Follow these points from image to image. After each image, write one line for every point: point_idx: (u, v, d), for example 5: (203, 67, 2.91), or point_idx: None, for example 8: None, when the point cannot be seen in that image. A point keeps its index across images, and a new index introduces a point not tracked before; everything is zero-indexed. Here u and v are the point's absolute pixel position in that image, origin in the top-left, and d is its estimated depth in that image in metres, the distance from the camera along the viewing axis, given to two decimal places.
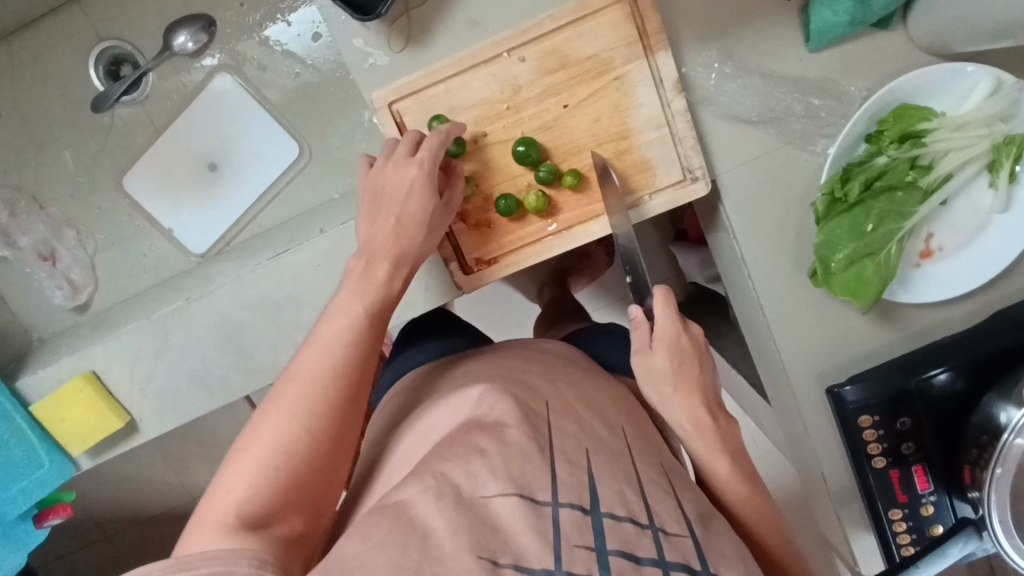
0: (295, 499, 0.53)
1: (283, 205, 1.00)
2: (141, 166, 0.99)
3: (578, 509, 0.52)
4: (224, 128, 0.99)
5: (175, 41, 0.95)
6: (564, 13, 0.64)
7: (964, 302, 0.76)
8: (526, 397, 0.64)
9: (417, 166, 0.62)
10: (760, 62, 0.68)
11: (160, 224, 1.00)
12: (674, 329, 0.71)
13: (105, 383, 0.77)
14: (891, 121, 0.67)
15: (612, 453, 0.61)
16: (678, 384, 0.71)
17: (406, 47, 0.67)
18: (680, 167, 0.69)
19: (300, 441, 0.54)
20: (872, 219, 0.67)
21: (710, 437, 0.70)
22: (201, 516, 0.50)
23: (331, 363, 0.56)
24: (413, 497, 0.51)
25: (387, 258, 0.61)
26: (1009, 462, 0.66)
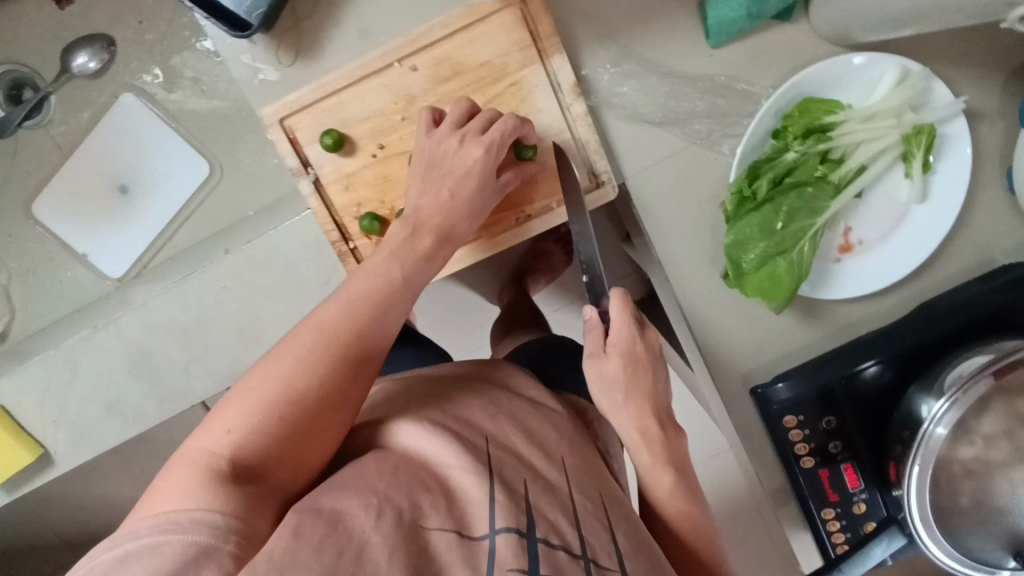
0: (288, 453, 0.50)
1: (197, 223, 1.01)
2: (50, 192, 1.01)
3: (514, 534, 0.50)
4: (133, 152, 1.01)
5: (76, 61, 1.00)
6: (452, 20, 0.62)
7: (889, 296, 0.74)
8: (465, 431, 0.60)
9: (483, 147, 0.60)
10: (658, 60, 0.67)
11: (74, 249, 1.00)
12: (629, 337, 0.67)
13: (15, 417, 0.76)
14: (797, 116, 0.65)
15: (551, 485, 0.59)
16: (630, 394, 0.67)
17: (296, 60, 0.65)
18: (585, 173, 0.68)
19: (308, 392, 0.52)
20: (781, 217, 0.66)
21: (657, 448, 0.68)
22: (190, 452, 0.48)
23: (346, 322, 0.56)
24: (350, 508, 0.48)
25: (432, 232, 0.61)
26: (929, 452, 0.66)
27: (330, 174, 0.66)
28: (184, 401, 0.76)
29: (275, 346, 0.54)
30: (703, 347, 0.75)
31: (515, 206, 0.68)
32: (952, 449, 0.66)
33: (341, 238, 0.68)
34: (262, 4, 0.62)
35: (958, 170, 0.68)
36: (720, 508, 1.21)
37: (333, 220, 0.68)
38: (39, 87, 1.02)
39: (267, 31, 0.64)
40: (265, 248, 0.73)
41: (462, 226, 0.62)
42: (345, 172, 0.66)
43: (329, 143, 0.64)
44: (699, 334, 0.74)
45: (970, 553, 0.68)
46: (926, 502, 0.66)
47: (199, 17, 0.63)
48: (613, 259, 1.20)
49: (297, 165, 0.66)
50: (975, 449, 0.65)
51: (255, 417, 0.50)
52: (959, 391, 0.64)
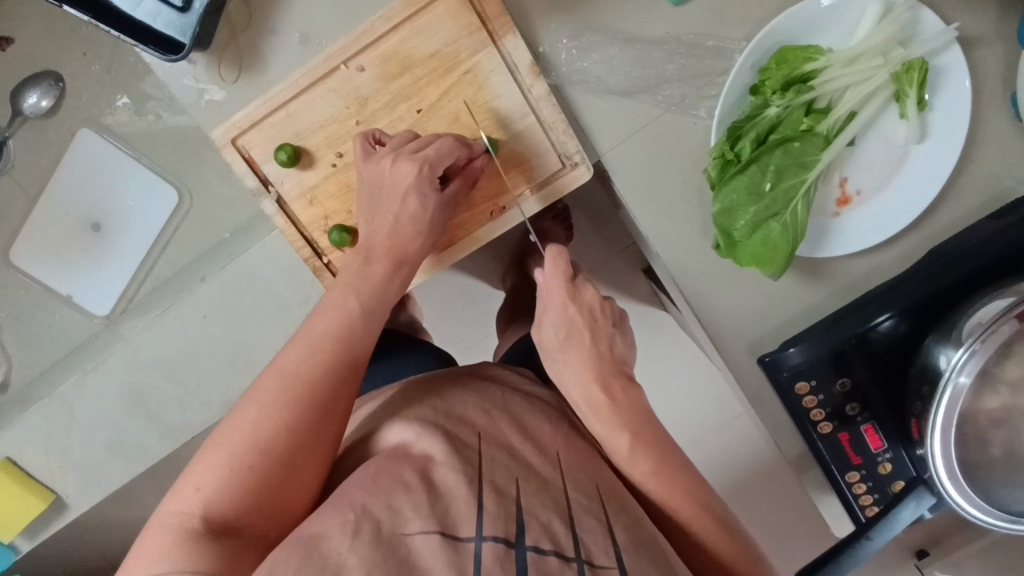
0: (264, 503, 0.50)
1: (176, 251, 0.98)
2: (25, 238, 0.98)
3: (501, 544, 0.48)
4: (101, 187, 0.99)
5: (27, 101, 1.00)
6: (394, 12, 0.59)
7: (896, 243, 0.70)
8: (456, 429, 0.59)
9: (417, 165, 0.58)
10: (620, 28, 0.62)
11: (58, 292, 0.97)
12: (560, 299, 0.67)
13: (22, 467, 0.76)
14: (774, 67, 0.60)
15: (544, 482, 0.57)
16: (568, 354, 0.68)
17: (240, 76, 0.62)
18: (556, 155, 0.64)
19: (274, 439, 0.51)
20: (769, 177, 0.62)
21: (605, 414, 0.66)
22: (164, 514, 0.49)
23: (308, 361, 0.55)
24: (329, 531, 0.48)
25: (385, 257, 0.60)
26: (957, 402, 0.61)
27: (292, 190, 0.64)
28: (182, 436, 0.74)
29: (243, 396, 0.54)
30: (703, 319, 0.72)
31: (476, 206, 0.66)
32: (978, 400, 0.61)
33: (313, 254, 0.66)
34: (193, 20, 0.59)
35: (958, 104, 0.63)
36: (751, 471, 1.19)
37: (301, 236, 0.65)
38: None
39: (203, 49, 0.61)
40: (239, 274, 0.71)
41: (416, 244, 0.61)
42: (307, 186, 0.64)
43: (285, 159, 0.60)
44: (696, 306, 0.71)
45: (1006, 509, 0.63)
46: (953, 452, 0.61)
47: (132, 46, 0.60)
48: (607, 232, 1.16)
49: (257, 185, 0.63)
50: (1001, 398, 0.61)
51: (223, 473, 0.50)
52: (979, 340, 0.58)
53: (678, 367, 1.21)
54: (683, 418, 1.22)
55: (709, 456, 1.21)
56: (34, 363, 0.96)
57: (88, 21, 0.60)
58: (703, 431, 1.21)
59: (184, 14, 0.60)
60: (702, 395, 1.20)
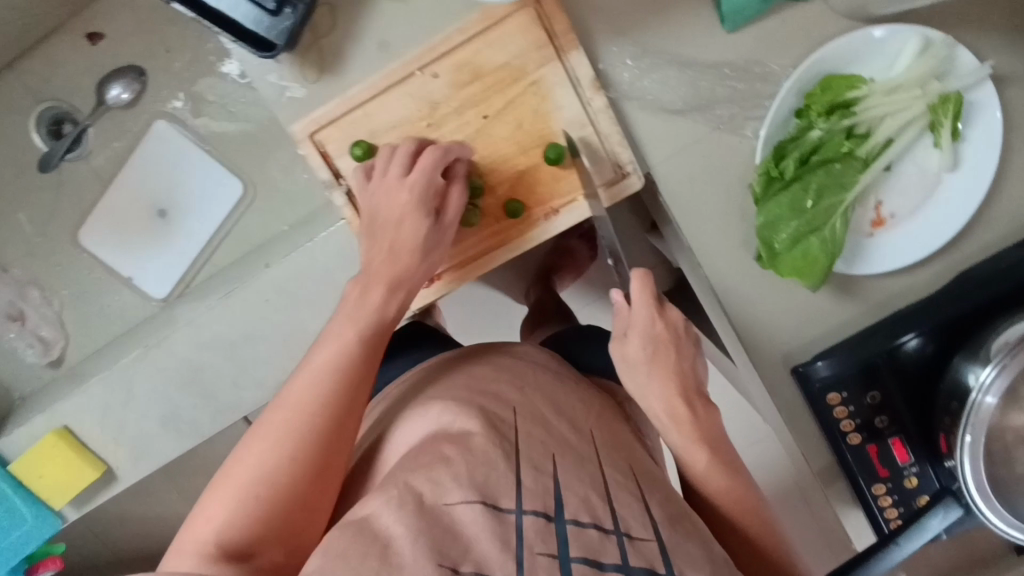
0: (276, 527, 0.55)
1: (236, 241, 1.03)
2: (95, 219, 1.03)
3: (541, 518, 0.52)
4: (171, 174, 1.03)
5: (109, 94, 1.02)
6: (469, 25, 0.63)
7: (927, 266, 0.73)
8: (493, 403, 0.63)
9: (407, 190, 0.63)
10: (677, 50, 0.66)
11: (120, 273, 1.03)
12: (648, 317, 0.69)
13: (79, 438, 0.79)
14: (819, 93, 0.65)
15: (580, 457, 0.60)
16: (652, 371, 0.70)
17: (321, 76, 0.67)
18: (610, 165, 0.69)
19: (285, 469, 0.56)
20: (811, 195, 0.66)
21: (686, 428, 0.69)
22: (181, 545, 0.54)
23: (313, 391, 0.60)
24: (376, 510, 0.50)
25: (381, 283, 0.64)
26: (980, 423, 0.64)
27: None
28: (238, 413, 0.79)
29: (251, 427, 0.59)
30: (740, 330, 0.75)
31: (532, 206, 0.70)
32: (1004, 417, 0.64)
33: None
34: (290, 21, 0.63)
35: (989, 135, 0.67)
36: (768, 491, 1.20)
37: None
38: (79, 121, 1.03)
39: (291, 50, 0.65)
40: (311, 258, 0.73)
41: (416, 272, 0.65)
42: None
43: (360, 153, 0.66)
44: (733, 314, 0.74)
45: None
46: (982, 474, 0.64)
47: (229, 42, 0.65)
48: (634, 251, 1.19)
49: (329, 178, 0.68)
50: None
51: (234, 502, 0.55)
52: (1005, 357, 0.62)
53: None
54: None
55: None
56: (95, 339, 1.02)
57: (193, 16, 0.64)
58: None
59: (277, 15, 0.63)
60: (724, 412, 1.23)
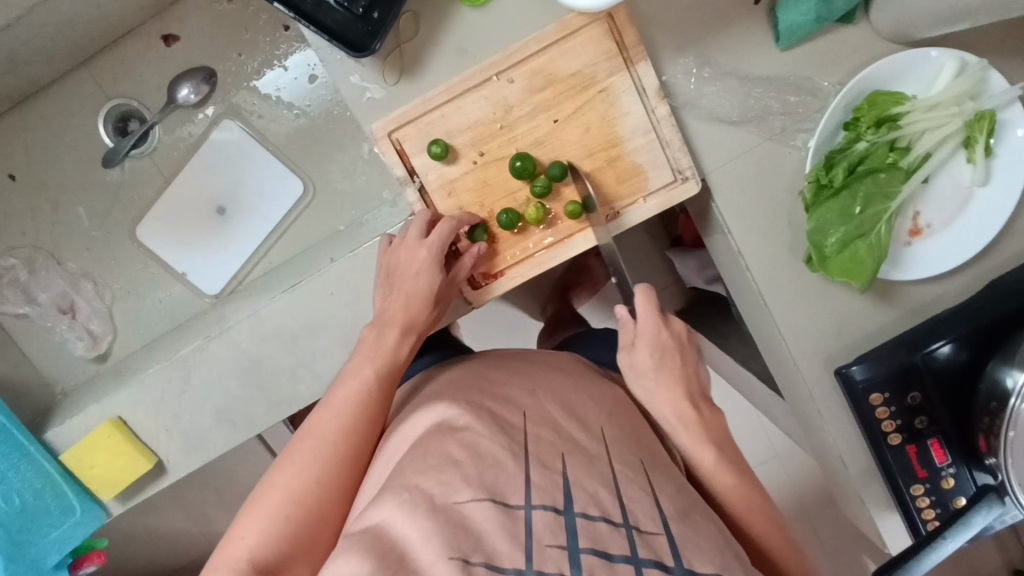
0: (302, 546, 0.56)
1: (292, 240, 1.05)
2: (153, 216, 1.05)
3: (551, 511, 0.53)
4: (232, 173, 1.05)
5: (179, 93, 1.02)
6: (545, 35, 0.68)
7: (954, 277, 0.78)
8: (504, 409, 0.65)
9: (426, 248, 0.68)
10: (734, 64, 0.71)
11: (174, 269, 1.05)
12: (654, 326, 0.77)
13: (131, 427, 0.79)
14: (867, 108, 0.70)
15: (588, 454, 0.61)
16: (660, 378, 0.76)
17: (400, 79, 0.70)
18: (670, 169, 0.72)
19: (310, 490, 0.59)
20: (858, 202, 0.70)
21: (695, 429, 0.74)
22: (214, 564, 0.55)
23: (340, 418, 0.63)
24: (390, 515, 0.52)
25: (396, 327, 0.68)
26: (1020, 424, 0.67)
27: (434, 181, 0.71)
28: (293, 406, 0.79)
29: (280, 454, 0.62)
30: (784, 333, 0.78)
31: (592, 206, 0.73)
32: None
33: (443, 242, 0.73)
34: (382, 24, 0.67)
35: (1018, 152, 0.72)
36: (789, 507, 1.22)
37: None
38: (145, 119, 1.05)
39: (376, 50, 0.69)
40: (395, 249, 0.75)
41: (427, 314, 0.69)
42: (448, 179, 0.71)
43: (438, 151, 0.68)
44: (778, 317, 0.78)
45: None
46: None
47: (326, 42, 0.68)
48: (656, 267, 1.25)
49: (404, 174, 0.70)
50: None
51: (267, 521, 0.57)
52: None
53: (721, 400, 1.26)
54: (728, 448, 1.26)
55: None
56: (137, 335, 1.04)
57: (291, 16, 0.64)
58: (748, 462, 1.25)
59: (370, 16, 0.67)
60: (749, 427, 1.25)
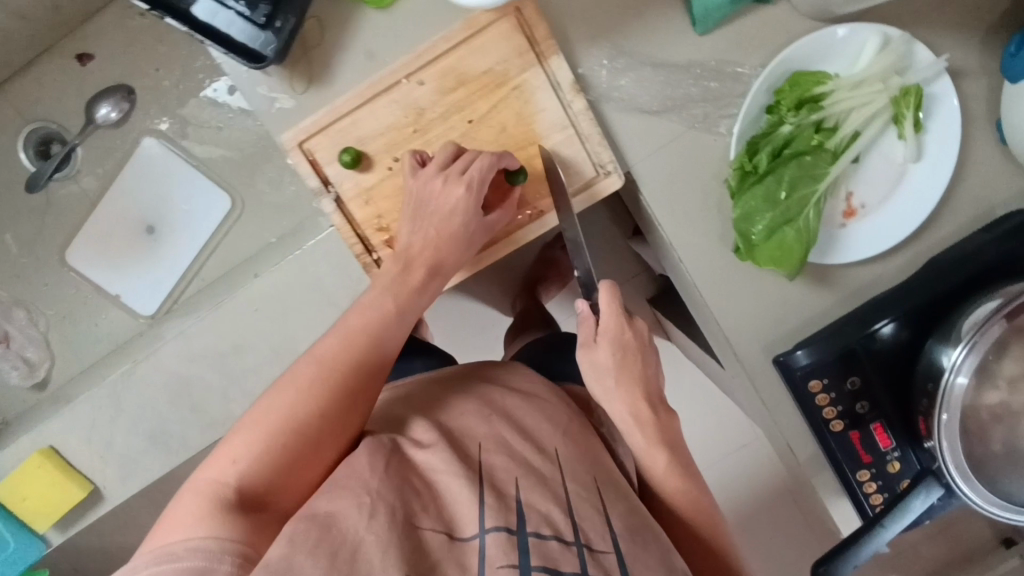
0: (288, 479, 0.57)
1: (223, 255, 1.06)
2: (81, 240, 1.06)
3: (502, 532, 0.54)
4: (158, 192, 1.07)
5: (99, 112, 1.06)
6: (453, 34, 0.66)
7: (892, 257, 0.77)
8: (459, 438, 0.65)
9: (465, 186, 0.65)
10: (651, 52, 0.70)
11: (106, 292, 1.05)
12: (615, 326, 0.75)
13: (64, 455, 0.78)
14: (788, 89, 0.68)
15: (542, 478, 0.62)
16: (620, 379, 0.75)
17: (309, 87, 0.68)
18: (591, 164, 0.71)
19: (308, 423, 0.59)
20: (784, 187, 0.69)
21: (649, 429, 0.75)
22: (198, 479, 0.55)
23: (343, 356, 0.63)
24: (344, 510, 0.52)
25: (423, 266, 0.67)
26: (952, 404, 0.68)
27: (350, 190, 0.70)
28: (228, 426, 0.79)
29: (277, 382, 0.61)
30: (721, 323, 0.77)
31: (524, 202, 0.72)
32: (978, 395, 0.68)
33: (365, 250, 0.71)
34: (275, 36, 0.65)
35: (948, 125, 0.70)
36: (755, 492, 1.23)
37: (355, 234, 0.71)
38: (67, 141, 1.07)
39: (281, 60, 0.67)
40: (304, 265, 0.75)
41: (452, 257, 0.68)
42: (364, 187, 0.70)
43: (349, 160, 0.67)
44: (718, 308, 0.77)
45: (1004, 497, 0.68)
46: (959, 454, 0.67)
47: (221, 54, 0.67)
48: (621, 257, 1.22)
49: (318, 185, 0.69)
50: (999, 393, 0.68)
51: (260, 445, 0.57)
52: (977, 335, 0.65)
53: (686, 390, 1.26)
54: (695, 437, 1.26)
55: (716, 479, 1.24)
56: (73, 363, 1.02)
57: (185, 30, 0.66)
58: (715, 449, 1.25)
59: (265, 29, 0.65)
60: (713, 413, 1.25)
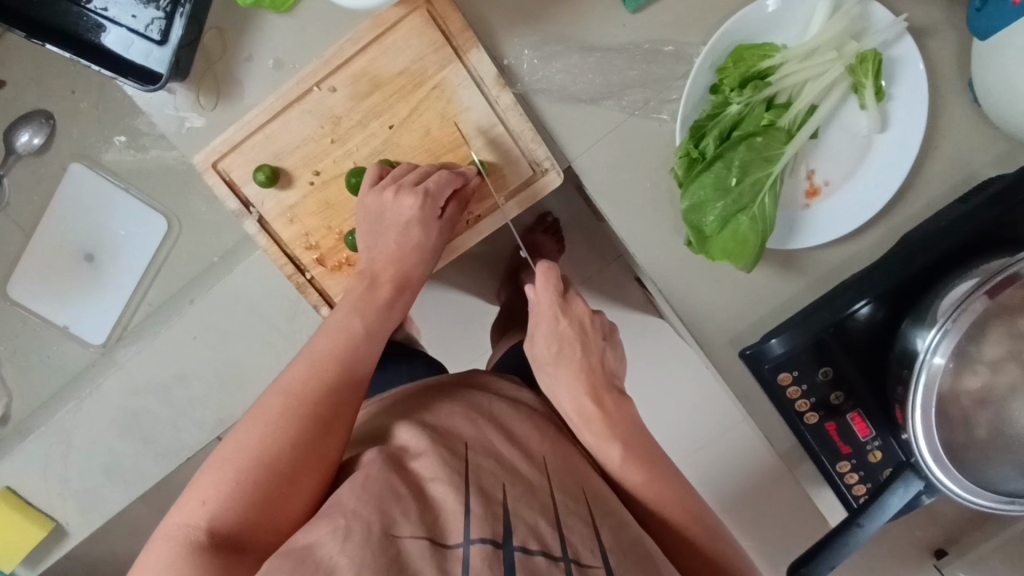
0: (266, 515, 0.52)
1: (167, 276, 1.08)
2: (21, 273, 1.07)
3: (488, 545, 0.47)
4: (94, 219, 1.07)
5: (21, 140, 1.08)
6: (361, 34, 0.62)
7: (868, 233, 0.70)
8: (444, 439, 0.58)
9: (417, 197, 0.62)
10: (578, 37, 0.65)
11: (55, 322, 1.06)
12: (551, 312, 0.69)
13: (22, 496, 0.82)
14: (731, 66, 0.62)
15: (530, 486, 0.56)
16: (559, 368, 0.69)
17: (218, 102, 0.66)
18: (527, 163, 0.67)
19: (279, 453, 0.54)
20: (735, 172, 0.62)
21: (597, 425, 0.66)
22: (170, 524, 0.51)
23: (312, 380, 0.58)
24: (321, 539, 0.47)
25: (389, 281, 0.65)
26: (933, 386, 0.58)
27: (272, 210, 0.68)
28: (181, 455, 0.81)
29: (248, 413, 0.57)
30: (683, 317, 0.71)
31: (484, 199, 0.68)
32: (957, 380, 0.58)
33: (296, 271, 0.69)
34: (170, 52, 0.66)
35: (915, 90, 0.64)
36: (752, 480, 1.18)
37: (284, 254, 0.69)
38: None
39: (181, 79, 0.65)
40: (226, 294, 0.77)
41: (416, 270, 0.66)
42: (287, 205, 0.67)
43: (264, 178, 0.64)
44: (674, 301, 0.71)
45: (992, 488, 0.60)
46: (936, 439, 0.58)
47: (114, 79, 0.65)
48: (595, 243, 1.16)
49: (238, 207, 0.67)
50: (981, 378, 0.58)
51: (230, 486, 0.52)
52: (950, 319, 0.57)
53: (677, 377, 1.20)
54: (678, 424, 1.21)
55: (710, 468, 1.20)
56: (33, 397, 1.05)
57: (70, 58, 0.66)
58: (700, 438, 1.20)
59: (162, 46, 0.67)
60: (696, 397, 1.20)
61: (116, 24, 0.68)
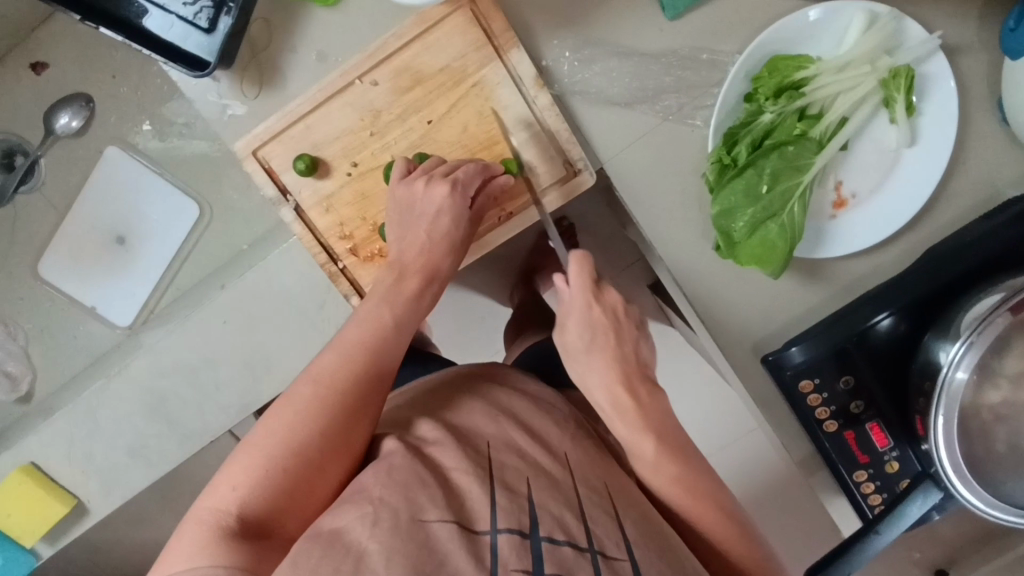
0: (296, 502, 0.53)
1: (195, 263, 1.09)
2: (52, 253, 1.09)
3: (516, 535, 0.49)
4: (128, 204, 1.09)
5: (59, 122, 1.10)
6: (405, 30, 0.64)
7: (892, 246, 0.71)
8: (466, 437, 0.59)
9: (449, 186, 0.62)
10: (617, 41, 0.66)
11: (82, 304, 1.08)
12: (584, 302, 0.68)
13: (45, 473, 0.83)
14: (766, 76, 0.64)
15: (553, 480, 0.56)
16: (594, 356, 0.68)
17: (261, 91, 0.67)
18: (559, 162, 0.68)
19: (308, 443, 0.54)
20: (766, 179, 0.64)
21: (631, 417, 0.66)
22: (199, 507, 0.51)
23: (341, 370, 0.59)
24: (348, 524, 0.47)
25: (418, 274, 0.65)
26: (953, 395, 0.59)
27: (309, 199, 0.69)
28: (204, 438, 0.82)
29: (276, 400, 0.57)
30: (706, 321, 0.72)
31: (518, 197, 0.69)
32: (978, 393, 0.59)
33: (329, 260, 0.70)
34: (219, 40, 0.67)
35: (946, 107, 0.65)
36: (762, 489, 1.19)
37: (318, 243, 0.70)
38: (29, 152, 1.11)
39: (228, 67, 0.67)
40: (257, 281, 0.78)
41: (447, 261, 0.66)
42: (323, 195, 0.69)
43: (303, 167, 0.66)
44: (697, 305, 0.71)
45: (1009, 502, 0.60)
46: (956, 451, 0.59)
47: (162, 63, 0.67)
48: (612, 249, 1.17)
49: (276, 194, 0.69)
50: (1002, 392, 0.59)
51: (260, 471, 0.52)
52: (975, 332, 0.57)
53: (690, 383, 1.21)
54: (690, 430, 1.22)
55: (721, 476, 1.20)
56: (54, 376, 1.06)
57: (122, 40, 0.68)
58: (705, 444, 1.21)
59: (210, 34, 0.68)
60: (703, 404, 1.21)
61: (164, 9, 0.70)
